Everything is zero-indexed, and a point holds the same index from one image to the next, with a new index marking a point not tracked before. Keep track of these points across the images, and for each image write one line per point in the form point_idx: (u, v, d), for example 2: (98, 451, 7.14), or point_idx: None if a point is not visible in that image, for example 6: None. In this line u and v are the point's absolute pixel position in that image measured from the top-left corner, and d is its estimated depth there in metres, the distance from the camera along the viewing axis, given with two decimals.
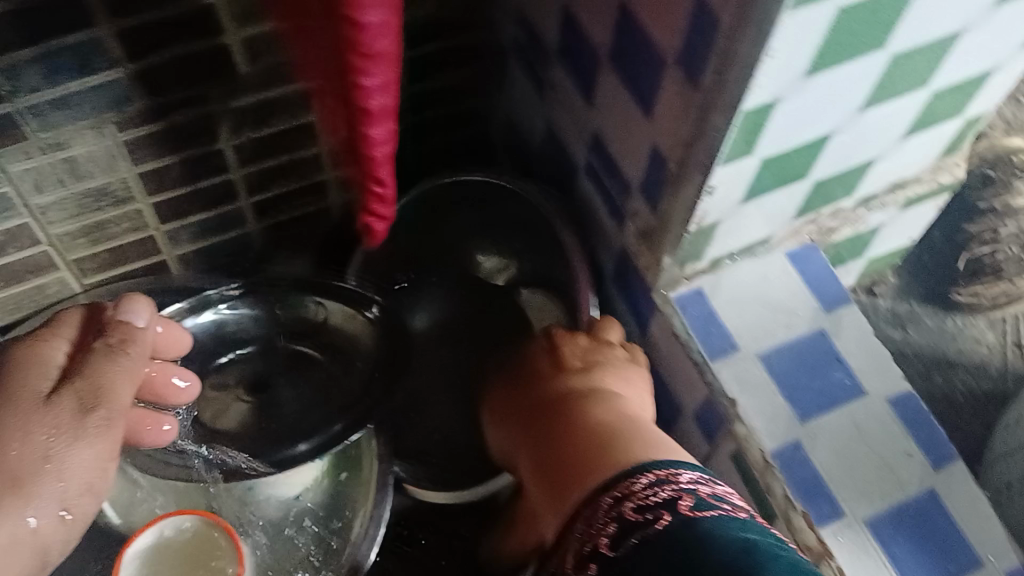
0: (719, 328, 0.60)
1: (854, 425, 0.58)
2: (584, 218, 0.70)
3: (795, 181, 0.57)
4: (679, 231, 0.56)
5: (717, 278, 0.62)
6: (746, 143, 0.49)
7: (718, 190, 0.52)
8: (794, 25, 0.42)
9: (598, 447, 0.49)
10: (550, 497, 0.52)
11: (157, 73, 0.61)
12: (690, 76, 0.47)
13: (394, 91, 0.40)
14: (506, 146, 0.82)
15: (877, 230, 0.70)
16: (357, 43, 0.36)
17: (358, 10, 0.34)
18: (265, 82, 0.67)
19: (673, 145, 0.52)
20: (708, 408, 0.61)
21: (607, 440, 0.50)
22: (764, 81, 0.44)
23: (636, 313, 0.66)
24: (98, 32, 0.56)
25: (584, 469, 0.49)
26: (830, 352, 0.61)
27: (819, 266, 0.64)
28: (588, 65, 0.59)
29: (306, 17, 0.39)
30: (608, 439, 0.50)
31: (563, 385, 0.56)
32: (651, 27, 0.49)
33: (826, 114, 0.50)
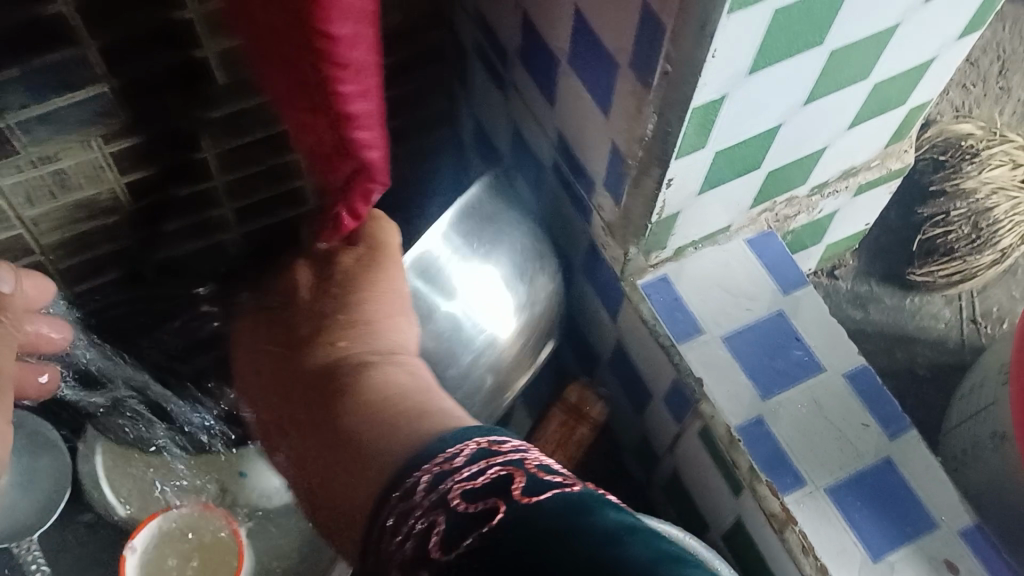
0: (683, 312, 0.64)
1: (813, 400, 0.61)
2: (553, 215, 0.73)
3: (750, 172, 0.60)
4: (641, 222, 0.60)
5: (680, 266, 0.66)
6: (700, 136, 0.53)
7: (676, 181, 0.56)
8: (733, 25, 0.45)
9: (409, 420, 0.45)
10: (351, 481, 0.45)
11: (139, 88, 0.64)
12: (642, 75, 0.50)
13: (374, 98, 0.43)
14: (475, 147, 0.84)
15: (834, 214, 0.73)
16: (333, 52, 0.39)
17: (331, 19, 0.38)
18: (239, 93, 0.69)
19: (629, 142, 0.55)
20: (676, 390, 0.64)
21: (416, 413, 0.45)
22: (708, 78, 0.48)
23: (606, 302, 0.70)
24: (84, 51, 0.59)
25: (396, 442, 0.43)
26: (790, 332, 0.64)
27: (777, 251, 0.67)
28: (548, 68, 0.62)
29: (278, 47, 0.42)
30: (419, 411, 0.45)
31: (359, 361, 0.50)
32: (603, 31, 0.52)
33: (772, 108, 0.54)
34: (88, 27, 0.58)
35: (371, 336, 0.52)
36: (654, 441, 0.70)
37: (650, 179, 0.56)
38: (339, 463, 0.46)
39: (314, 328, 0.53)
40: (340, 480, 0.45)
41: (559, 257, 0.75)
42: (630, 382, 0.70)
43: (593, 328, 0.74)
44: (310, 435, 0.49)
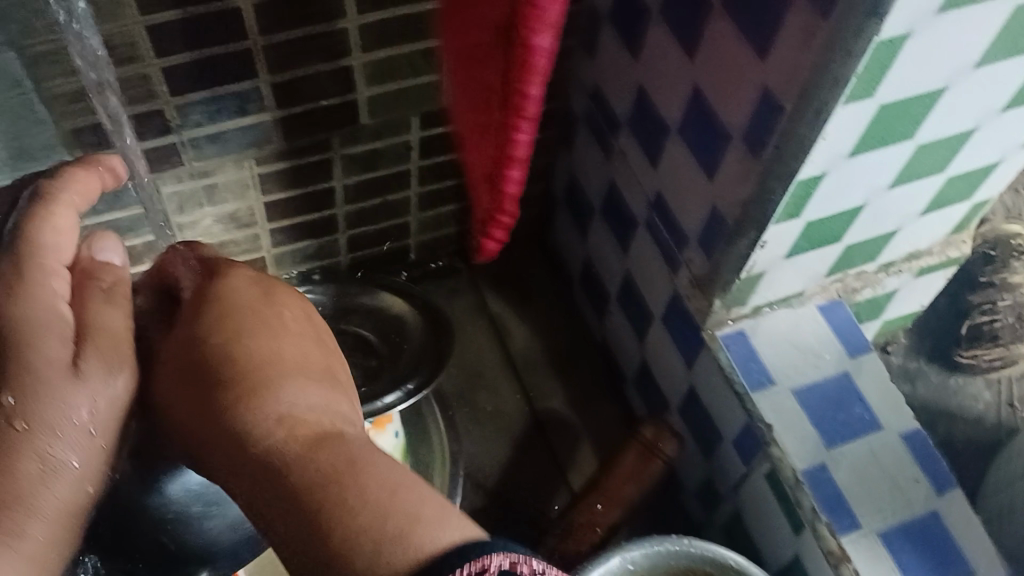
0: (759, 363, 0.72)
1: (870, 451, 0.69)
2: (638, 267, 0.80)
3: (830, 244, 0.68)
4: (729, 277, 0.67)
5: (757, 322, 0.73)
6: (796, 207, 0.61)
7: (769, 243, 0.64)
8: (843, 114, 0.53)
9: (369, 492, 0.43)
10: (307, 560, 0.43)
11: (296, 120, 0.74)
12: (753, 149, 0.59)
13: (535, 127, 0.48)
14: (565, 202, 0.93)
15: (894, 292, 0.81)
16: (519, 106, 0.46)
17: (526, 83, 0.45)
18: (378, 133, 0.80)
19: (731, 206, 0.63)
20: (746, 432, 0.72)
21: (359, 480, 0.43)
22: (816, 156, 0.56)
23: (683, 350, 0.77)
24: (260, 83, 0.70)
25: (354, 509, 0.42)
26: (853, 390, 0.71)
27: (842, 317, 0.75)
28: (655, 136, 0.70)
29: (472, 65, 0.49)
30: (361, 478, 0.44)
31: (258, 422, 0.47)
32: (720, 108, 0.60)
33: (861, 188, 0.62)
34: (267, 64, 0.68)
35: (304, 387, 0.49)
36: (721, 479, 0.78)
37: (744, 241, 0.64)
38: (282, 527, 0.44)
39: (225, 375, 0.49)
40: (281, 542, 0.43)
41: (638, 305, 0.83)
42: (698, 423, 0.78)
43: (665, 373, 0.82)
44: (242, 480, 0.47)
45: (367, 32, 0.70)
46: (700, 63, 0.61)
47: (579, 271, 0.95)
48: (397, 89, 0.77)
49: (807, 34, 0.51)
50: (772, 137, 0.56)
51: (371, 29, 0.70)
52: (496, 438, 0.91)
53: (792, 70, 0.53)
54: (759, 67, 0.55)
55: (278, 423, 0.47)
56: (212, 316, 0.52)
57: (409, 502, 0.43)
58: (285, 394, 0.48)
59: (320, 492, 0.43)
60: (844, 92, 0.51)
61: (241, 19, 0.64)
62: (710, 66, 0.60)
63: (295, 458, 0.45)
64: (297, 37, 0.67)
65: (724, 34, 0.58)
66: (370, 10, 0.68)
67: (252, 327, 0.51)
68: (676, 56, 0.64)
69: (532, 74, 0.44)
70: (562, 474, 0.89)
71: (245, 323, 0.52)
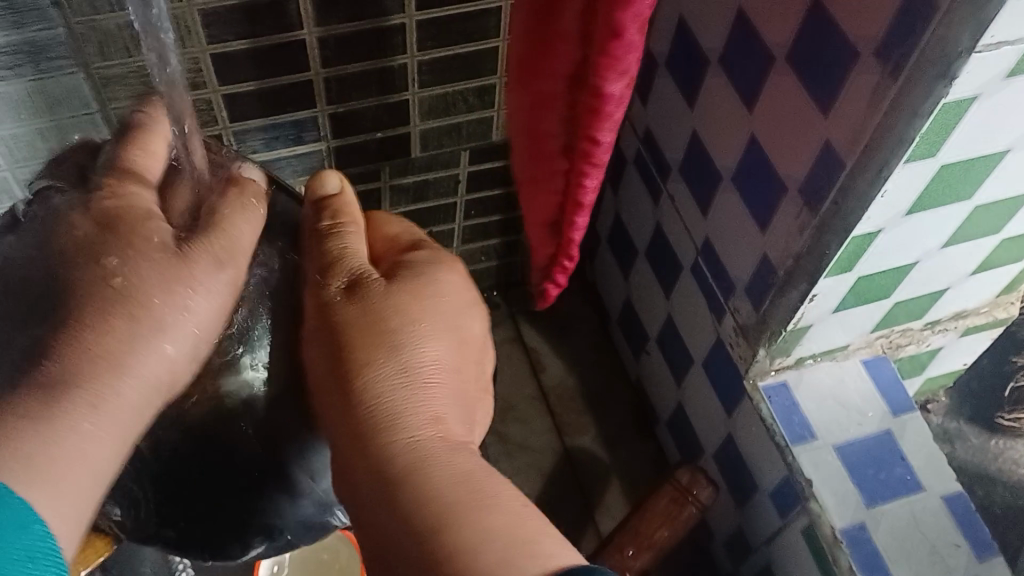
0: (800, 417, 0.71)
1: (911, 513, 0.68)
2: (680, 311, 0.81)
3: (879, 300, 0.68)
4: (776, 328, 0.67)
5: (799, 374, 0.73)
6: (848, 263, 0.60)
7: (819, 297, 0.63)
8: (904, 174, 0.53)
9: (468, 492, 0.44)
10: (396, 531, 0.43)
11: (349, 150, 0.76)
12: (810, 203, 0.59)
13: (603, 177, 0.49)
14: (609, 241, 0.93)
15: (938, 350, 0.80)
16: (592, 154, 0.46)
17: (598, 130, 0.45)
18: (427, 166, 0.81)
19: (782, 257, 0.63)
20: (786, 485, 0.71)
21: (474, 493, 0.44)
22: (872, 214, 0.56)
23: (723, 397, 0.77)
24: (319, 113, 0.71)
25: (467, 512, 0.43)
26: (895, 450, 0.71)
27: (887, 374, 0.74)
28: (707, 182, 0.71)
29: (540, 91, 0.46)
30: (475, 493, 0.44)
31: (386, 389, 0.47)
32: (778, 159, 0.60)
33: (915, 247, 0.62)
34: (327, 96, 0.70)
35: (433, 391, 0.48)
36: (751, 531, 0.78)
37: (794, 293, 0.63)
38: (391, 543, 0.43)
39: (361, 328, 0.48)
40: (380, 537, 0.44)
41: (679, 349, 0.83)
42: (733, 471, 0.78)
43: (702, 419, 0.82)
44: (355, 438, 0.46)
45: (426, 67, 0.71)
46: (760, 114, 0.61)
47: (618, 312, 0.95)
48: (452, 125, 0.78)
49: (874, 94, 0.51)
50: (830, 192, 0.56)
51: (431, 65, 0.71)
52: (527, 474, 0.91)
53: (857, 128, 0.53)
54: (822, 122, 0.55)
55: (391, 425, 0.46)
56: (336, 289, 0.49)
57: (527, 548, 0.42)
58: (386, 376, 0.47)
59: (419, 506, 0.43)
60: (907, 152, 0.51)
61: (305, 53, 0.65)
62: (770, 117, 0.60)
63: (403, 471, 0.45)
64: (358, 72, 0.69)
65: (786, 87, 0.58)
66: (430, 46, 0.69)
67: (390, 321, 0.49)
68: (735, 105, 0.64)
69: (605, 122, 0.44)
70: (591, 515, 0.89)
71: (362, 323, 0.48)
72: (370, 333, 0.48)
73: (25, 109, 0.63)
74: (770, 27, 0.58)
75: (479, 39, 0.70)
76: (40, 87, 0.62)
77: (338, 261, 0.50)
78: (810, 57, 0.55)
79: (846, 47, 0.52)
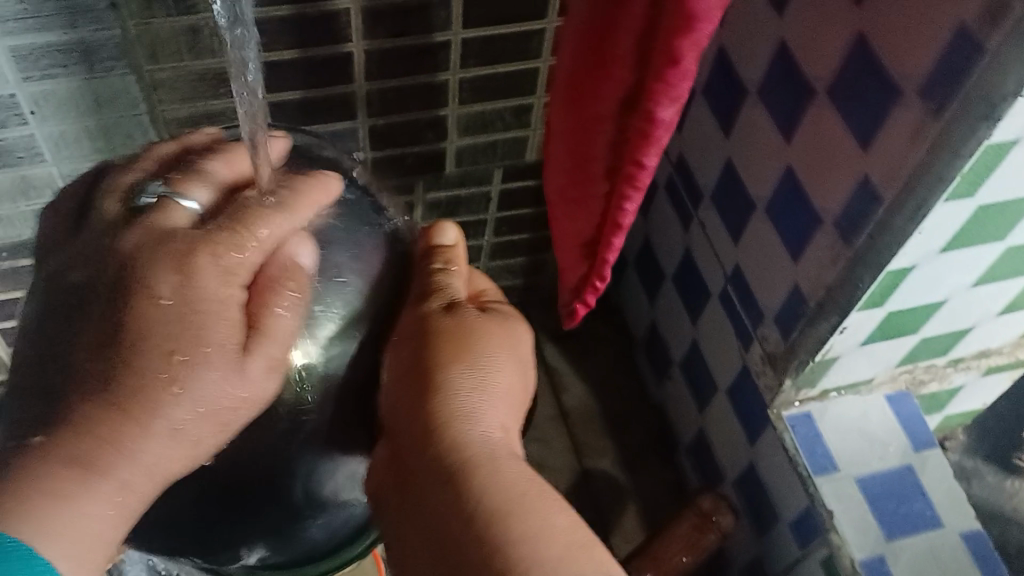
0: (823, 448, 0.72)
1: (930, 549, 0.68)
2: (706, 336, 0.81)
3: (906, 335, 0.68)
4: (805, 358, 0.67)
5: (823, 406, 0.73)
6: (880, 297, 0.61)
7: (848, 329, 0.64)
8: (942, 213, 0.53)
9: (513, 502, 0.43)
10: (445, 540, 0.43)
11: (387, 162, 0.77)
12: (845, 236, 0.59)
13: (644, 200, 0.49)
14: (636, 264, 0.94)
15: (959, 388, 0.80)
16: (636, 177, 0.47)
17: (644, 155, 0.45)
18: (461, 182, 0.82)
19: (815, 288, 0.64)
20: (807, 515, 0.72)
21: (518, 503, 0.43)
22: (907, 251, 0.56)
23: (746, 425, 0.78)
24: (358, 125, 0.72)
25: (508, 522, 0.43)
26: (916, 485, 0.71)
27: (911, 409, 0.74)
28: (740, 210, 0.71)
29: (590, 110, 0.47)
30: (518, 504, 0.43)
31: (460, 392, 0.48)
32: (814, 191, 0.61)
33: (946, 285, 0.62)
34: (368, 109, 0.71)
35: (497, 402, 0.49)
36: (770, 561, 0.78)
37: (825, 324, 0.64)
38: (436, 545, 0.43)
39: (438, 335, 0.49)
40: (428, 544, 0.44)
41: (703, 374, 0.83)
42: (754, 499, 0.78)
43: (723, 446, 0.82)
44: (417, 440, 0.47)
45: (466, 85, 0.72)
46: (797, 146, 0.62)
47: (641, 334, 0.96)
48: (488, 143, 0.78)
49: (916, 131, 0.51)
50: (867, 227, 0.57)
51: (471, 83, 0.72)
52: None
53: (895, 163, 0.53)
54: (860, 155, 0.56)
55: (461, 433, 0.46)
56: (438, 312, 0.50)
57: (582, 560, 0.42)
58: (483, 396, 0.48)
59: (486, 503, 0.43)
60: (947, 190, 0.52)
61: (350, 65, 0.67)
62: (808, 150, 0.61)
63: (473, 464, 0.44)
64: (400, 87, 0.70)
65: (825, 121, 0.59)
66: (472, 65, 0.70)
67: (472, 334, 0.50)
68: (771, 136, 0.65)
69: (652, 147, 0.45)
70: (607, 537, 0.89)
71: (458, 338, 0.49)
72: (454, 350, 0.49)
73: (73, 109, 0.64)
74: (810, 62, 0.59)
75: (520, 59, 0.71)
76: (89, 88, 0.63)
77: (442, 288, 0.52)
78: (850, 93, 0.56)
79: (889, 84, 0.52)
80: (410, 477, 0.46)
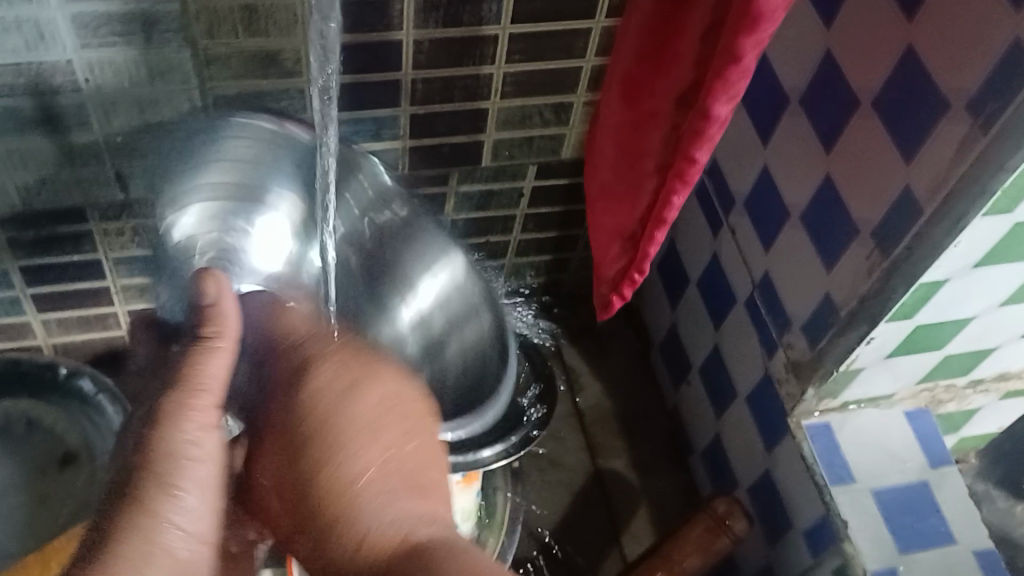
0: (841, 459, 0.72)
1: (944, 564, 0.68)
2: (729, 343, 0.82)
3: (930, 351, 0.69)
4: (831, 367, 0.68)
5: (843, 417, 0.74)
6: (911, 309, 0.62)
7: (876, 339, 0.65)
8: (982, 225, 0.54)
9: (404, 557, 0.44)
10: None
11: (426, 153, 0.78)
12: (883, 247, 0.60)
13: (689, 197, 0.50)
14: (661, 270, 0.95)
15: (976, 410, 0.80)
16: (683, 174, 0.47)
17: (695, 151, 0.46)
18: (496, 176, 0.83)
19: (847, 298, 0.65)
20: (822, 524, 0.72)
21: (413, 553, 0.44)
22: (943, 263, 0.57)
23: (764, 432, 0.78)
24: (401, 113, 0.73)
25: None
26: (932, 501, 0.71)
27: (929, 427, 0.75)
28: (774, 219, 0.72)
29: (647, 103, 0.48)
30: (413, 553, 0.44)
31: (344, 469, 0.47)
32: (853, 202, 0.62)
33: (976, 301, 0.63)
34: (412, 97, 0.72)
35: (371, 443, 0.48)
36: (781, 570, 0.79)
37: (854, 334, 0.65)
38: None
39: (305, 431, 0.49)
40: None
41: (723, 381, 0.84)
42: (769, 507, 0.79)
43: (739, 453, 0.83)
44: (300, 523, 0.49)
45: (510, 79, 0.73)
46: (838, 156, 0.63)
47: (661, 338, 0.97)
48: (527, 139, 0.80)
49: (961, 147, 0.52)
50: (904, 238, 0.58)
51: (515, 78, 0.73)
52: (556, 492, 0.92)
53: (938, 176, 0.54)
54: (904, 168, 0.57)
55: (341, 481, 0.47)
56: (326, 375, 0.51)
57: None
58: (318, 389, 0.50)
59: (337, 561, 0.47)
60: (985, 205, 0.53)
61: (399, 53, 0.68)
62: (850, 160, 0.62)
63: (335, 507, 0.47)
64: (445, 77, 0.71)
65: (869, 132, 0.60)
66: (518, 60, 0.71)
67: (335, 416, 0.49)
68: (812, 146, 0.66)
69: (704, 144, 0.45)
70: (617, 538, 0.90)
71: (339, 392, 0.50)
72: (391, 403, 0.49)
73: (128, 78, 0.65)
74: (857, 74, 0.60)
75: (566, 57, 0.72)
76: (143, 59, 0.64)
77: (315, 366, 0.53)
78: (898, 106, 0.56)
79: (937, 99, 0.53)
80: (301, 522, 0.49)
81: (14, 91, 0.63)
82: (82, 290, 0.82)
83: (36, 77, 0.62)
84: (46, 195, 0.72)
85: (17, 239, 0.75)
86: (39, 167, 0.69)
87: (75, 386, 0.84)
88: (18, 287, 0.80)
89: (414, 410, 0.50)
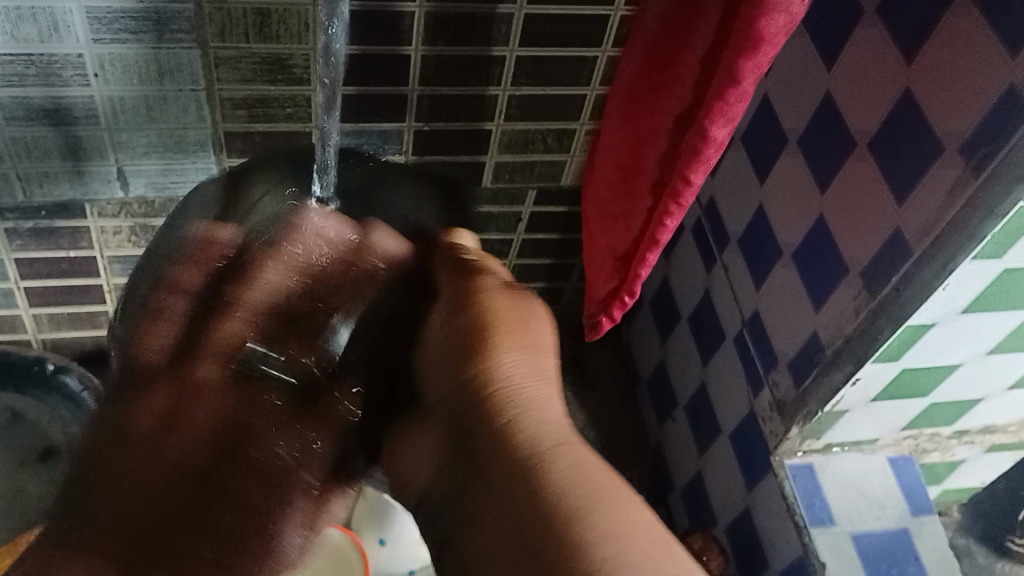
0: (821, 501, 0.72)
1: None
2: (716, 380, 0.82)
3: (916, 398, 0.69)
4: (814, 407, 0.68)
5: (825, 459, 0.74)
6: (897, 351, 0.62)
7: (861, 381, 0.65)
8: (971, 270, 0.55)
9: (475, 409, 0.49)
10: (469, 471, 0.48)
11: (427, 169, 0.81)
12: (869, 287, 0.60)
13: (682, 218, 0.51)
14: (652, 305, 0.96)
15: (960, 463, 0.79)
16: (678, 196, 0.48)
17: (688, 173, 0.46)
18: (495, 199, 0.86)
19: (833, 337, 0.65)
20: (798, 564, 0.72)
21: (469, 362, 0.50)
22: (930, 307, 0.57)
23: (746, 471, 0.78)
24: (406, 128, 0.76)
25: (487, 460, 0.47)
26: (910, 549, 0.71)
27: (913, 476, 0.74)
28: (765, 258, 0.73)
29: (647, 122, 0.49)
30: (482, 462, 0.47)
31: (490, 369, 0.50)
32: (843, 241, 0.63)
33: (964, 348, 0.63)
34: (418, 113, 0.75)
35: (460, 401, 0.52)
36: None
37: (839, 373, 0.65)
38: (491, 498, 0.46)
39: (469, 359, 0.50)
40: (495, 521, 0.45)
41: (708, 416, 0.84)
42: (746, 544, 0.79)
43: (720, 490, 0.83)
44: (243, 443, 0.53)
45: (514, 101, 0.76)
46: (832, 196, 0.64)
47: (649, 373, 0.98)
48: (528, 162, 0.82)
49: (953, 189, 0.53)
50: (891, 280, 0.58)
51: (519, 101, 0.76)
52: None
53: (929, 219, 0.54)
54: (895, 210, 0.57)
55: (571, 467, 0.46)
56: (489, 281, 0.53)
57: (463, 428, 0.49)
58: (511, 370, 0.49)
59: (589, 542, 0.41)
60: (975, 248, 0.53)
61: (407, 68, 0.70)
62: (842, 200, 0.63)
63: (587, 501, 0.42)
64: (452, 95, 0.74)
65: (863, 173, 0.60)
66: (523, 83, 0.74)
67: (510, 323, 0.51)
68: (807, 186, 0.66)
69: (700, 166, 0.46)
70: None
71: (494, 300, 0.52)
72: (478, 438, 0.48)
73: (137, 76, 0.66)
74: (854, 117, 0.61)
75: (569, 84, 0.75)
76: (154, 57, 0.65)
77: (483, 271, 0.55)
78: (894, 148, 0.57)
79: (931, 142, 0.54)
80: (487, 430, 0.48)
81: (24, 80, 0.64)
82: (76, 286, 0.83)
83: (46, 69, 0.64)
84: (47, 187, 0.73)
85: (16, 230, 0.75)
86: (43, 160, 0.70)
87: (59, 381, 0.85)
88: (12, 279, 0.80)
89: (508, 329, 0.51)
